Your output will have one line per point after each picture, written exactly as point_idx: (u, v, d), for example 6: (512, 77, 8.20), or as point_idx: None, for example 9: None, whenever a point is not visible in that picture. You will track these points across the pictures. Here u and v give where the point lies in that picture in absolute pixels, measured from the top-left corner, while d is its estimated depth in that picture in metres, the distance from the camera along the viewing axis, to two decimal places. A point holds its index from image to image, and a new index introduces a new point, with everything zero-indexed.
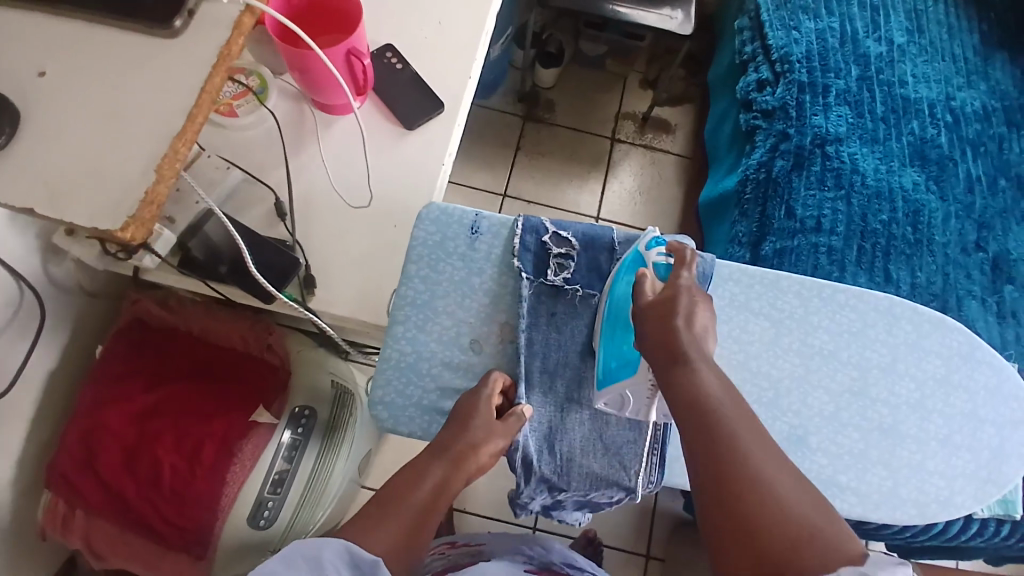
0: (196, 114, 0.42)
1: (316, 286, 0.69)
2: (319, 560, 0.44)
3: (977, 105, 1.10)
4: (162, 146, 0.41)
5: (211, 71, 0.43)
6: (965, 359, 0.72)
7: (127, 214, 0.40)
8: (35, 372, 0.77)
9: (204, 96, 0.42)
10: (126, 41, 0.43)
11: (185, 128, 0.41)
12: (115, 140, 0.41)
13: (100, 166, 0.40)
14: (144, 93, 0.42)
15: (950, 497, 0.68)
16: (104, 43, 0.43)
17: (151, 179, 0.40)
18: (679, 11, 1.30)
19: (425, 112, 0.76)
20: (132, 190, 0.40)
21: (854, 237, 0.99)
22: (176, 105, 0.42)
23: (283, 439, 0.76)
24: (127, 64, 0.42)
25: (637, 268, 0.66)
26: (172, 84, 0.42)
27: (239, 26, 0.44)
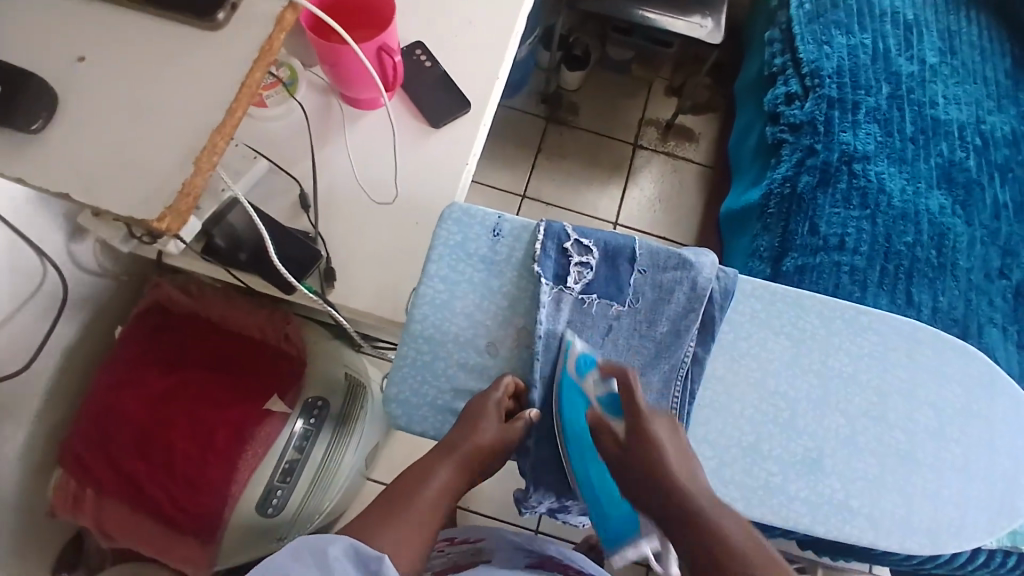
0: (235, 108, 0.42)
1: (335, 280, 0.70)
2: (325, 554, 0.43)
3: (1007, 129, 1.09)
4: (200, 139, 0.41)
5: (251, 66, 0.43)
6: (985, 389, 0.71)
7: (164, 204, 0.40)
8: (54, 350, 0.78)
9: (244, 90, 0.42)
10: (166, 32, 0.43)
11: (225, 122, 0.42)
12: (150, 130, 0.41)
13: (139, 155, 0.41)
14: (184, 85, 0.42)
15: (962, 527, 0.67)
16: (146, 32, 0.43)
17: (188, 170, 0.40)
18: (710, 19, 1.29)
19: (452, 112, 0.76)
20: (170, 180, 0.40)
21: (877, 258, 0.97)
22: (216, 99, 0.42)
23: (295, 429, 0.76)
24: (168, 55, 0.43)
25: (580, 399, 0.65)
26: (214, 77, 0.42)
27: (281, 22, 0.44)
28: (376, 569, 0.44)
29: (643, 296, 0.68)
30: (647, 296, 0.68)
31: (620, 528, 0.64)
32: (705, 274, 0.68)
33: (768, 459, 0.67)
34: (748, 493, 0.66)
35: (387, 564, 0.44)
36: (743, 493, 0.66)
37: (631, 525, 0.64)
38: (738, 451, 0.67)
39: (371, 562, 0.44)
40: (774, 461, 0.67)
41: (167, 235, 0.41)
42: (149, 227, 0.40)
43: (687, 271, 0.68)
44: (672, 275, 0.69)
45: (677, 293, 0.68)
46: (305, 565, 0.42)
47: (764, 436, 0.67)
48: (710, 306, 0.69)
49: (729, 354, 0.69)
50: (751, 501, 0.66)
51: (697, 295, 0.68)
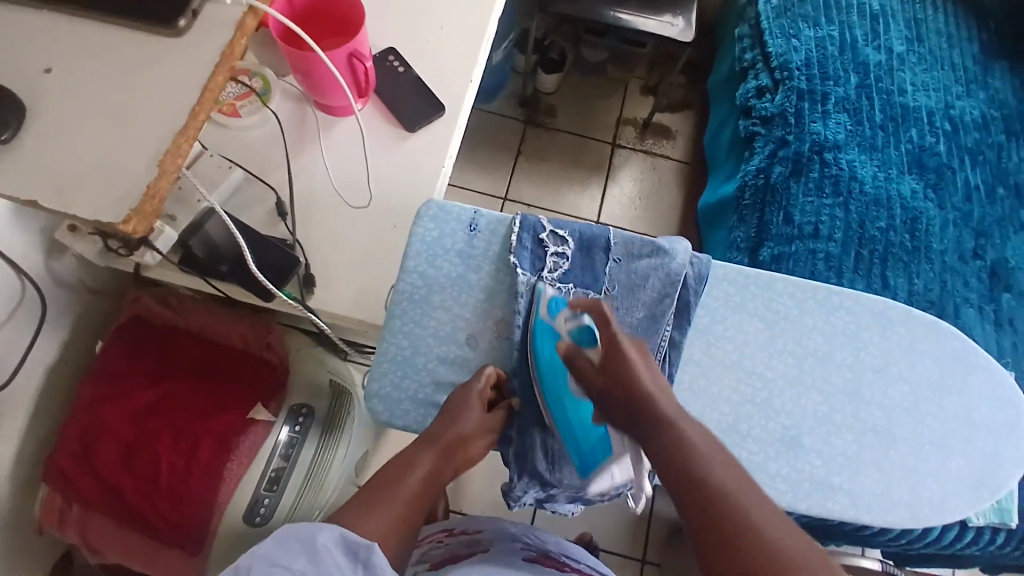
0: (199, 112, 0.43)
1: (315, 286, 0.71)
2: (313, 543, 0.43)
3: (976, 113, 1.11)
4: (165, 142, 0.42)
5: (214, 69, 0.43)
6: (960, 365, 0.72)
7: (130, 206, 0.40)
8: (35, 366, 0.77)
9: (206, 94, 0.43)
10: (130, 40, 0.44)
11: (188, 125, 0.42)
12: (116, 135, 0.42)
13: (105, 159, 0.41)
14: (149, 90, 0.43)
15: (944, 502, 0.68)
16: (110, 41, 0.43)
17: (154, 172, 0.41)
18: (680, 18, 1.31)
19: (426, 115, 0.76)
20: (136, 181, 0.41)
21: (851, 243, 0.99)
22: (180, 102, 0.42)
23: (281, 437, 0.77)
24: (133, 61, 0.43)
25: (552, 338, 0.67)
26: (177, 81, 0.43)
27: (243, 27, 0.45)
28: (365, 555, 0.44)
29: (619, 285, 0.69)
30: (624, 285, 0.69)
31: (597, 451, 0.66)
32: (678, 261, 0.69)
33: (748, 439, 0.68)
34: None
35: (377, 552, 0.44)
36: None
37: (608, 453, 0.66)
38: (718, 434, 0.68)
39: (359, 548, 0.44)
40: (754, 442, 0.68)
41: (136, 236, 0.41)
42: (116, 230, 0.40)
43: (661, 259, 0.69)
44: (646, 264, 0.69)
45: (652, 280, 0.69)
46: (295, 554, 0.42)
47: (743, 417, 0.68)
48: (685, 292, 0.69)
49: (705, 338, 0.70)
50: None
51: (672, 282, 0.69)
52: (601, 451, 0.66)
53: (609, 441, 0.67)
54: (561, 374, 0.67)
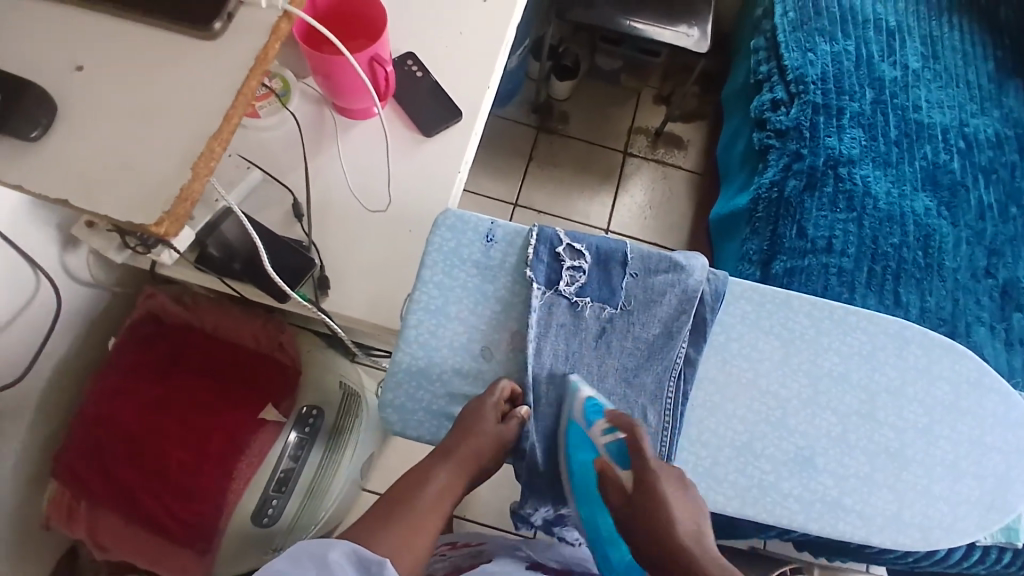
0: (232, 115, 0.43)
1: (329, 289, 0.71)
2: (325, 558, 0.44)
3: (990, 132, 1.11)
4: (198, 145, 0.41)
5: (247, 73, 0.43)
6: (974, 386, 0.72)
7: (160, 208, 0.40)
8: (47, 362, 0.78)
9: (240, 98, 0.43)
10: (163, 42, 0.44)
11: (222, 128, 0.42)
12: (149, 138, 0.42)
13: (141, 161, 0.41)
14: (183, 93, 0.43)
15: (954, 524, 0.68)
16: (145, 42, 0.44)
17: (186, 175, 0.41)
18: (696, 29, 1.31)
19: (444, 121, 0.77)
20: (166, 186, 0.41)
21: (864, 259, 0.99)
22: (214, 105, 0.42)
23: (289, 440, 0.76)
24: (167, 63, 0.43)
25: (591, 452, 0.63)
26: (211, 84, 0.43)
27: (277, 32, 0.45)
28: (377, 572, 0.44)
29: (636, 298, 0.69)
30: (640, 300, 0.69)
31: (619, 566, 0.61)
32: (696, 277, 0.69)
33: (761, 458, 0.68)
34: (742, 492, 0.67)
35: (388, 569, 0.44)
36: (737, 492, 0.67)
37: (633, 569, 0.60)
38: (731, 451, 0.67)
39: (370, 564, 0.45)
40: (767, 460, 0.68)
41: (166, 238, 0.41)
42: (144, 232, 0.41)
43: (678, 275, 0.69)
44: (663, 278, 0.69)
45: (668, 295, 0.69)
46: (305, 569, 0.43)
47: (757, 435, 0.68)
48: (701, 308, 0.69)
49: (720, 354, 0.70)
50: (745, 500, 0.66)
51: (688, 299, 0.68)
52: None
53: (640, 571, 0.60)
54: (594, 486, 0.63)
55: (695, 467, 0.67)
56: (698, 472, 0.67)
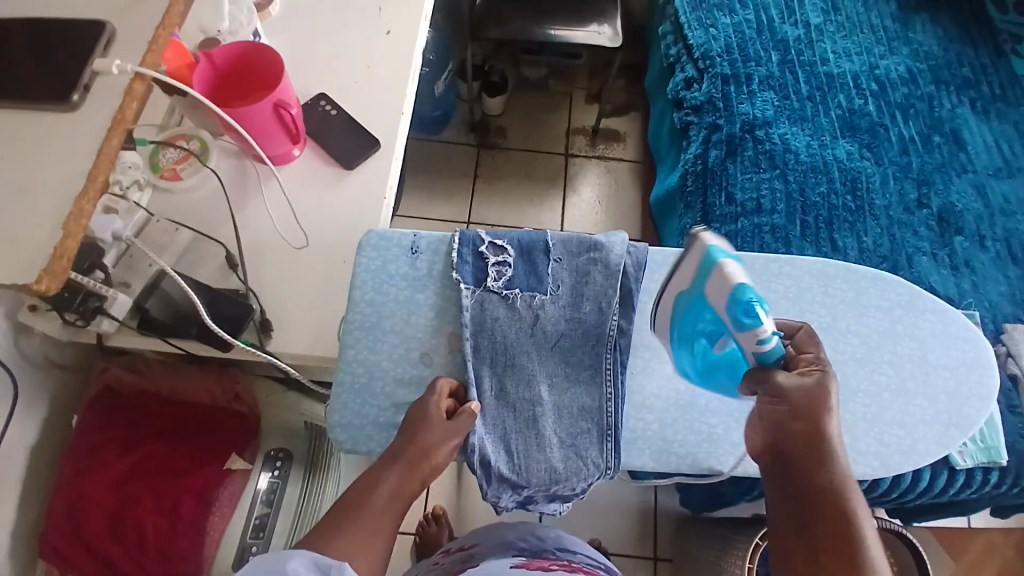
0: (96, 174, 0.45)
1: (272, 329, 0.72)
2: (283, 568, 0.45)
3: (901, 69, 1.15)
4: (67, 207, 0.44)
5: (106, 134, 0.46)
6: (906, 309, 0.74)
7: (39, 267, 0.42)
8: (13, 449, 0.79)
9: (102, 157, 0.45)
10: (26, 120, 0.46)
11: (87, 187, 0.45)
12: (20, 208, 0.44)
13: (14, 230, 0.43)
14: (47, 161, 0.45)
15: (914, 447, 0.70)
16: (8, 124, 0.46)
17: (58, 236, 0.43)
18: (606, 26, 1.35)
19: (363, 151, 0.80)
20: (41, 248, 0.43)
21: (796, 213, 1.01)
22: (77, 168, 0.45)
23: (260, 485, 0.82)
24: (31, 137, 0.46)
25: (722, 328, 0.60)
26: (74, 150, 0.45)
27: (131, 92, 0.47)
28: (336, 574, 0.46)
29: (563, 282, 0.70)
30: (566, 282, 0.70)
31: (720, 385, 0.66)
32: (616, 251, 0.71)
33: (707, 413, 0.70)
34: (693, 449, 0.69)
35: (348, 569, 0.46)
36: (688, 450, 0.68)
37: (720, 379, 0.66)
38: (676, 411, 0.70)
39: (329, 569, 0.46)
40: (713, 415, 0.70)
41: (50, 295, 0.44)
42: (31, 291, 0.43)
43: (600, 253, 0.71)
44: (586, 258, 0.71)
45: (594, 273, 0.70)
46: None
47: (698, 391, 0.70)
48: (626, 281, 0.71)
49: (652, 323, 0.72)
50: (698, 456, 0.68)
51: (612, 274, 0.70)
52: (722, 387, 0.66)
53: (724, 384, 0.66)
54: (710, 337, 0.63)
55: (639, 435, 0.69)
56: (650, 437, 0.69)
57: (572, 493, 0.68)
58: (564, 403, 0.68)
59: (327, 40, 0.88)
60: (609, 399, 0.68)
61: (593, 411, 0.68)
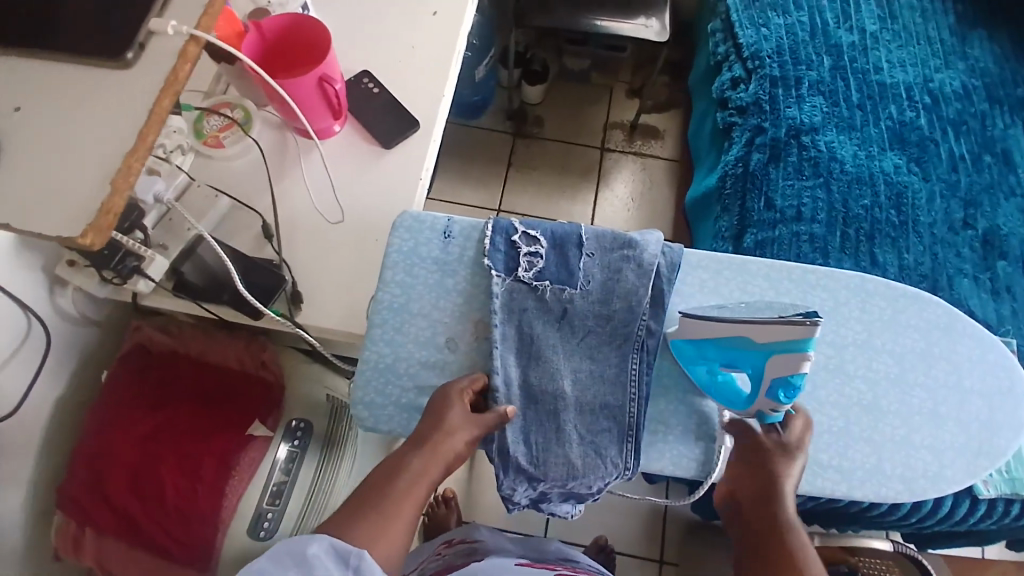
0: (146, 133, 0.46)
1: (302, 302, 0.74)
2: (304, 553, 0.46)
3: (958, 84, 1.11)
4: (115, 164, 0.44)
5: (159, 94, 0.46)
6: (946, 332, 0.72)
7: (85, 222, 0.43)
8: (45, 398, 0.81)
9: (153, 117, 0.46)
10: (80, 74, 0.47)
11: (137, 147, 0.45)
12: (74, 161, 0.45)
13: (63, 184, 0.44)
14: (100, 118, 0.46)
15: (940, 473, 0.68)
16: (64, 79, 0.47)
17: (106, 192, 0.44)
18: (654, 19, 1.33)
19: (401, 132, 0.80)
20: (90, 203, 0.44)
21: (836, 224, 0.99)
22: (128, 126, 0.46)
23: (280, 454, 0.81)
24: (83, 92, 0.46)
25: (757, 378, 0.64)
26: (125, 108, 0.46)
27: (185, 55, 0.48)
28: (355, 561, 0.46)
29: (594, 278, 0.69)
30: (597, 278, 0.69)
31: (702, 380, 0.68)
32: (650, 250, 0.70)
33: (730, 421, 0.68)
34: (713, 458, 0.67)
35: (366, 556, 0.47)
36: (707, 457, 0.68)
37: (701, 375, 0.68)
38: (699, 418, 0.69)
39: (348, 555, 0.47)
40: None
41: (94, 250, 0.44)
42: (75, 244, 0.43)
43: (633, 251, 0.70)
44: (619, 256, 0.70)
45: (626, 271, 0.69)
46: (285, 568, 0.45)
47: None
48: (658, 281, 0.69)
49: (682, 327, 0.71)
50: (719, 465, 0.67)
51: (645, 273, 0.69)
52: (700, 378, 0.68)
53: (701, 378, 0.68)
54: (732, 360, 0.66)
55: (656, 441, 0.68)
56: (669, 441, 0.68)
57: (589, 491, 0.68)
58: (586, 400, 0.68)
59: (373, 17, 0.88)
60: (633, 400, 0.68)
61: (615, 411, 0.67)
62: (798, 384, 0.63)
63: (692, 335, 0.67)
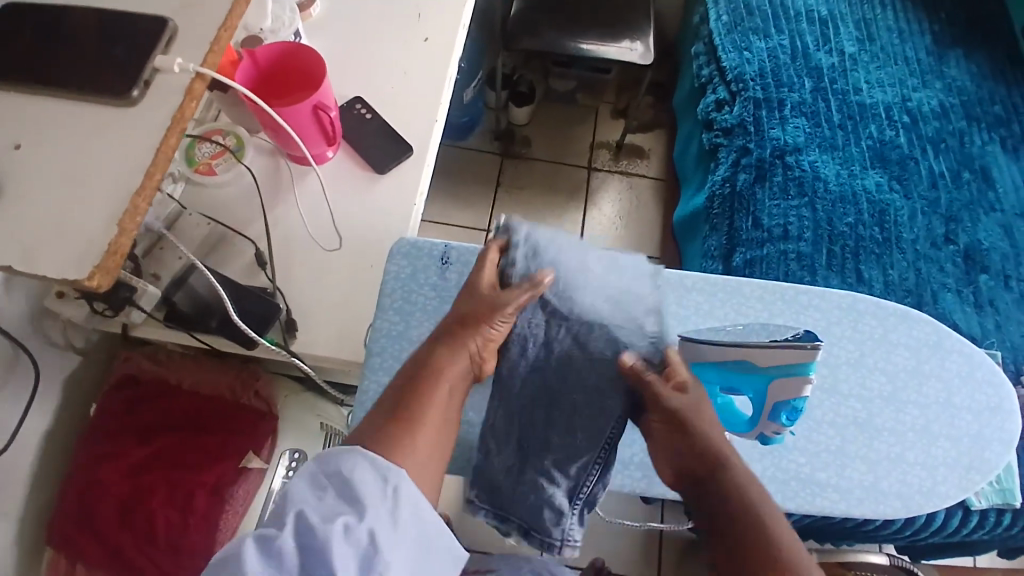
0: (153, 172, 0.46)
1: (297, 330, 0.73)
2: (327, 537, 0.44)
3: (933, 104, 1.15)
4: (123, 202, 0.44)
5: (165, 132, 0.47)
6: (933, 348, 0.74)
7: (91, 260, 0.43)
8: (30, 434, 0.79)
9: (160, 155, 0.46)
10: (84, 112, 0.47)
11: (144, 184, 0.45)
12: (79, 201, 0.44)
13: (66, 223, 0.44)
14: (104, 157, 0.46)
15: (935, 487, 0.69)
16: (66, 117, 0.47)
17: (113, 232, 0.44)
18: (639, 42, 1.36)
19: (395, 156, 0.80)
20: (96, 243, 0.43)
21: (823, 242, 1.01)
22: (135, 163, 0.45)
23: (274, 485, 0.81)
24: (89, 132, 0.46)
25: (762, 403, 0.65)
26: (129, 144, 0.46)
27: (191, 92, 0.48)
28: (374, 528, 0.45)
29: None
30: None
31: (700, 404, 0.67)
32: None
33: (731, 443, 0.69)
34: None
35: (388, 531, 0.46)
36: None
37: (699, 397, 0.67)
38: None
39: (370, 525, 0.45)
40: (737, 445, 0.69)
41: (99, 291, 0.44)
42: (80, 286, 0.43)
43: None
44: None
45: None
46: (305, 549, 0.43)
47: None
48: None
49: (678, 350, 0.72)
50: None
51: None
52: None
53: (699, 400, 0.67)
54: (732, 385, 0.65)
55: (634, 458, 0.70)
56: None
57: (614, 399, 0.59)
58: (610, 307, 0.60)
59: (366, 43, 0.89)
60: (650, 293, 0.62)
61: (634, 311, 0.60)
62: (802, 407, 0.64)
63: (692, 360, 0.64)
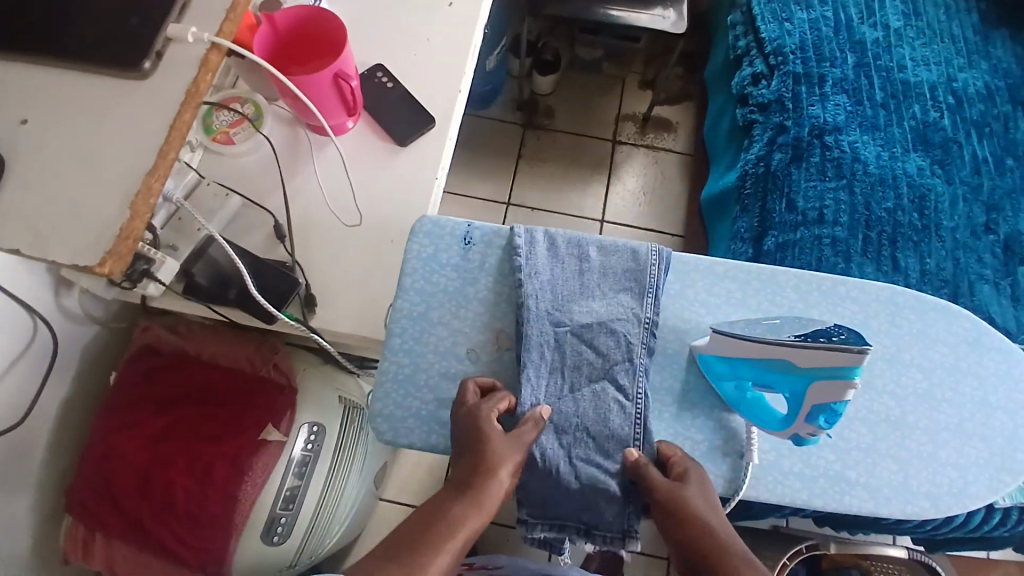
0: (167, 151, 0.44)
1: (316, 305, 0.72)
2: None
3: (980, 84, 1.08)
4: (135, 183, 0.42)
5: (179, 108, 0.44)
6: (972, 346, 0.71)
7: (103, 243, 0.41)
8: (51, 403, 0.79)
9: (173, 133, 0.44)
10: (94, 86, 0.45)
11: (158, 164, 0.43)
12: (90, 181, 0.43)
13: (76, 205, 0.42)
14: (116, 135, 0.44)
15: (965, 489, 0.66)
16: (77, 91, 0.44)
17: (124, 215, 0.42)
18: (671, 10, 1.29)
19: (418, 129, 0.77)
20: (107, 226, 0.42)
21: (859, 227, 0.97)
22: (148, 143, 0.43)
23: (294, 456, 0.79)
24: (101, 107, 0.44)
25: (796, 403, 0.62)
26: (141, 123, 0.44)
27: (206, 64, 0.46)
28: None
29: None
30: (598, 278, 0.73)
31: (728, 390, 0.67)
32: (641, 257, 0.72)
33: (758, 437, 0.67)
34: (744, 475, 0.65)
35: None
36: (736, 474, 0.66)
37: (729, 384, 0.66)
38: (724, 436, 0.67)
39: None
40: (764, 440, 0.67)
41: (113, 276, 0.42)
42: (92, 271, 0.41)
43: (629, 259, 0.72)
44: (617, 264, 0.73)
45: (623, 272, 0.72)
46: None
47: None
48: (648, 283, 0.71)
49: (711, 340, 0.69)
50: (746, 483, 0.65)
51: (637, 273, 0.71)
52: (727, 389, 0.66)
53: (727, 387, 0.67)
54: (765, 377, 0.64)
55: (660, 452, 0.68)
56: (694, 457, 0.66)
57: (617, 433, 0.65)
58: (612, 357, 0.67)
59: (387, 7, 0.85)
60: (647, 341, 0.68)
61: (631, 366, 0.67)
62: (840, 410, 0.61)
63: (728, 347, 0.64)
